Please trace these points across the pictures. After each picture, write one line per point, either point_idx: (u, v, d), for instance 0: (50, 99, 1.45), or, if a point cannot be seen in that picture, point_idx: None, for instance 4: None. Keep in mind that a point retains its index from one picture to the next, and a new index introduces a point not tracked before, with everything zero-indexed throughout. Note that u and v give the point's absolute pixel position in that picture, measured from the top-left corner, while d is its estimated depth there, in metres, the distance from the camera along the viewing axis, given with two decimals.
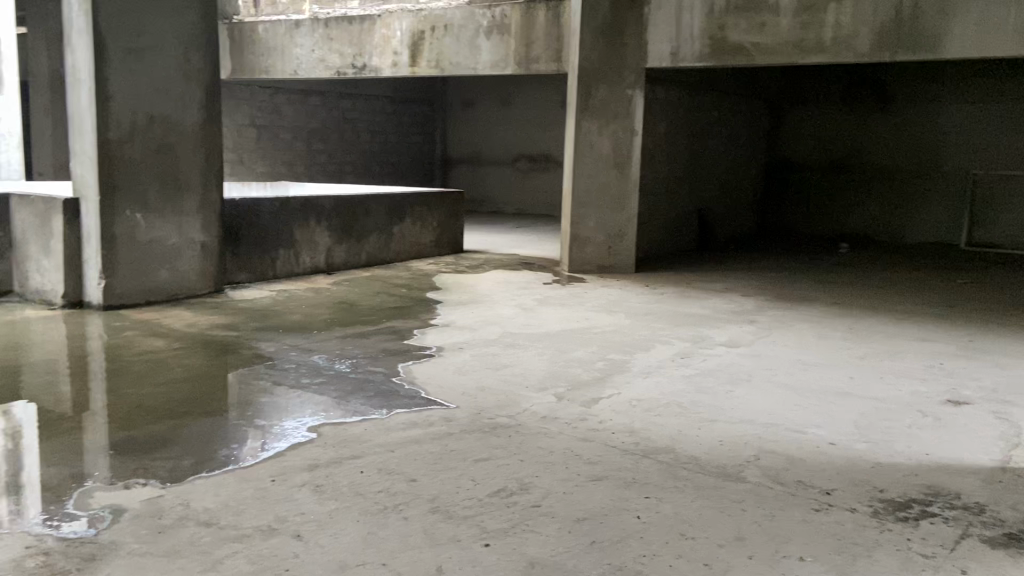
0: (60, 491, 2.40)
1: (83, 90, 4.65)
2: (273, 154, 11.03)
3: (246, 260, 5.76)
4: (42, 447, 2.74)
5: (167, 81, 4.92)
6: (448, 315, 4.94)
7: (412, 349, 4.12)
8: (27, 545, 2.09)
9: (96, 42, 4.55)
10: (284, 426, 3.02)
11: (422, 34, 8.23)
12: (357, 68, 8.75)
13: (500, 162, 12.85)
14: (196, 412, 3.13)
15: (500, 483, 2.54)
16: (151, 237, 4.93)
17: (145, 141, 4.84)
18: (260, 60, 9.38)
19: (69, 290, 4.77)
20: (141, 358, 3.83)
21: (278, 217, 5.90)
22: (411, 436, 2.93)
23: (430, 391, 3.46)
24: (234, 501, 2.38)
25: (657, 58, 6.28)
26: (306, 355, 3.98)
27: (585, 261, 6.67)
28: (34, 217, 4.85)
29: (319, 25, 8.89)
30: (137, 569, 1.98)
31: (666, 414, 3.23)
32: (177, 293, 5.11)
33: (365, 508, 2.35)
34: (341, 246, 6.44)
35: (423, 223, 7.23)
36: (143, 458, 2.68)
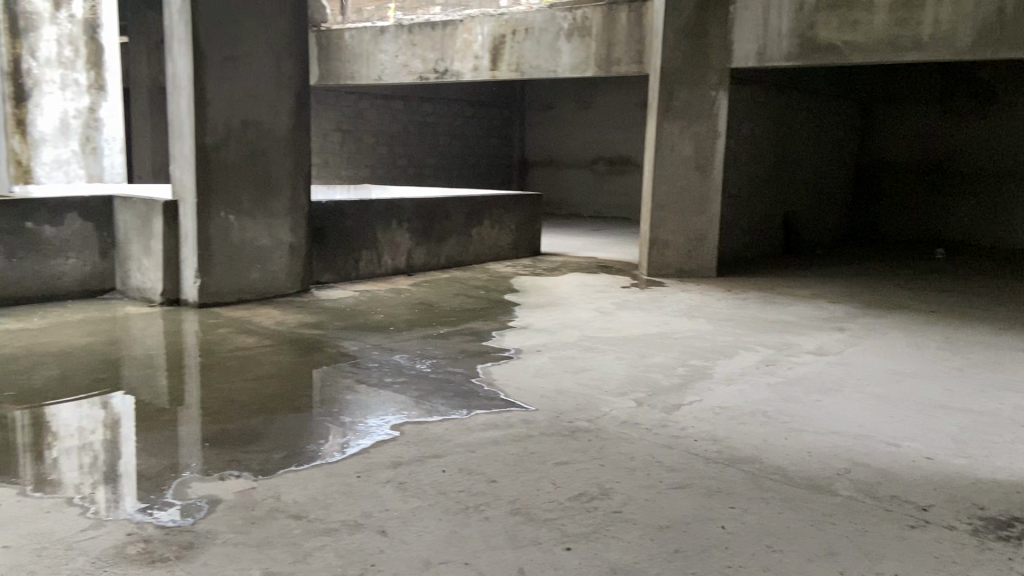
0: (159, 480, 2.52)
1: (183, 96, 4.86)
2: (356, 157, 11.28)
3: (331, 261, 5.91)
4: (142, 438, 2.88)
5: (260, 88, 5.11)
6: (526, 317, 4.97)
7: (491, 351, 4.16)
8: (129, 532, 2.19)
9: (196, 50, 4.75)
10: (368, 423, 3.09)
11: (503, 38, 8.29)
12: (439, 72, 8.88)
13: (578, 165, 12.84)
14: (285, 408, 3.23)
15: (580, 487, 2.53)
16: (243, 238, 5.12)
17: (239, 146, 5.03)
18: (346, 67, 9.61)
19: (167, 289, 5.00)
20: (233, 354, 3.98)
21: (362, 219, 6.04)
22: (492, 437, 2.96)
23: (510, 393, 3.48)
24: (322, 495, 2.45)
25: (743, 58, 6.16)
26: (388, 355, 4.06)
27: (665, 264, 6.59)
28: (135, 219, 5.09)
29: (403, 31, 9.06)
30: (232, 558, 2.06)
31: (751, 423, 3.16)
32: (266, 293, 5.29)
33: (448, 506, 2.38)
34: (421, 248, 6.55)
35: (501, 225, 7.28)
36: (236, 451, 2.78)
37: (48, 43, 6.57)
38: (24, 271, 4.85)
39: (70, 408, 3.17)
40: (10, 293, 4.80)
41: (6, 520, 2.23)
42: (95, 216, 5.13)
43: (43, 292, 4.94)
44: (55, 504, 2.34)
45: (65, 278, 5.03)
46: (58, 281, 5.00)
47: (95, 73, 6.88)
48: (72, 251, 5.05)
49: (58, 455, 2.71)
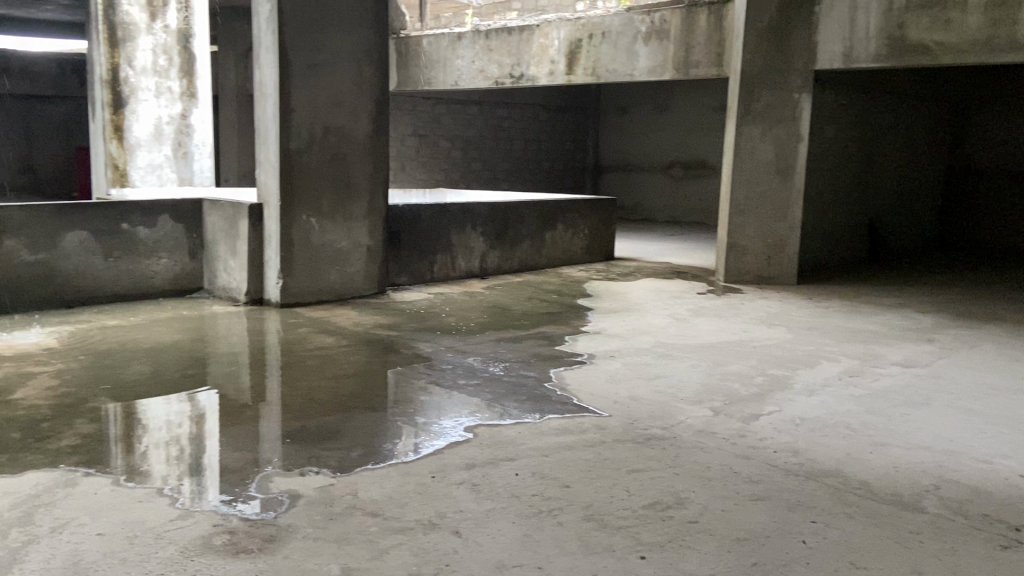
0: (243, 474, 2.61)
1: (269, 103, 5.02)
2: (432, 162, 11.44)
3: (408, 264, 6.01)
4: (225, 433, 2.98)
5: (342, 94, 5.24)
6: (599, 322, 4.94)
7: (564, 355, 4.15)
8: (215, 523, 2.27)
9: (281, 59, 4.91)
10: (442, 425, 3.12)
11: (579, 42, 8.29)
12: (514, 77, 8.94)
13: (653, 170, 12.72)
14: (362, 406, 3.31)
15: (655, 496, 2.51)
16: (323, 240, 5.26)
17: (321, 151, 5.17)
18: (423, 73, 9.76)
19: (251, 288, 5.17)
20: (313, 353, 4.09)
21: (438, 222, 6.13)
22: (564, 442, 2.96)
23: (582, 398, 3.47)
24: (398, 494, 2.49)
25: (827, 60, 5.99)
26: (461, 357, 4.10)
27: (742, 271, 6.45)
28: (222, 221, 5.28)
29: (480, 36, 9.14)
30: (312, 553, 2.12)
31: (834, 435, 3.07)
32: (345, 294, 5.42)
33: (521, 510, 2.39)
34: (495, 251, 6.60)
35: (575, 229, 7.27)
36: (315, 448, 2.85)
37: (143, 52, 6.93)
38: (119, 270, 5.08)
39: (160, 402, 3.30)
40: (107, 291, 5.05)
41: (102, 508, 2.34)
42: (185, 218, 5.35)
43: (137, 291, 5.18)
44: (147, 495, 2.44)
45: (157, 277, 5.25)
46: (150, 280, 5.22)
47: (186, 82, 7.13)
48: (164, 252, 5.27)
49: (148, 447, 2.83)
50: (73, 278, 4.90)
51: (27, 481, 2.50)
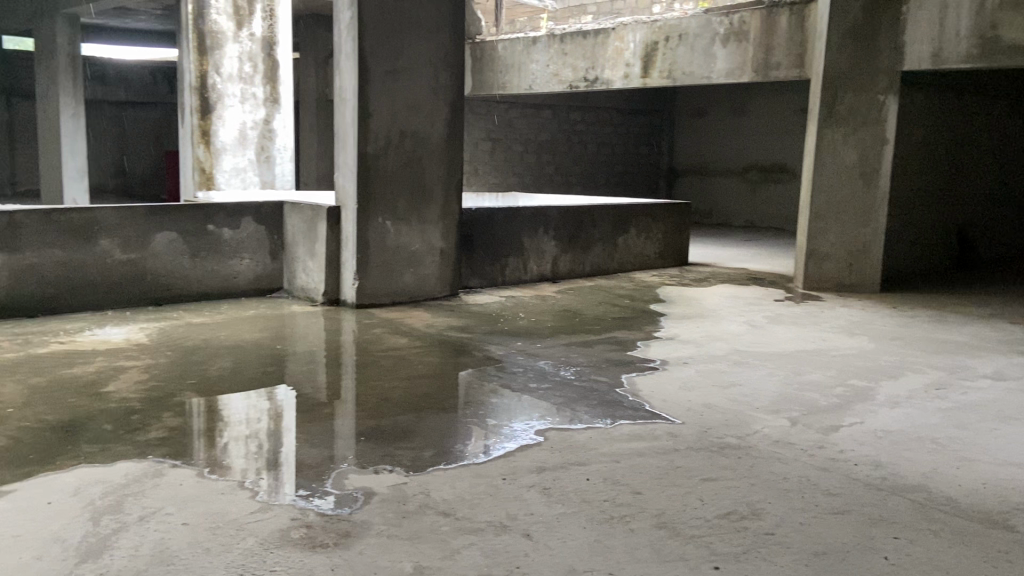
0: (320, 470, 2.68)
1: (348, 108, 5.13)
2: (505, 165, 11.51)
3: (480, 267, 6.06)
4: (302, 430, 3.06)
5: (419, 100, 5.32)
6: (673, 328, 4.88)
7: (636, 360, 4.12)
8: (293, 517, 2.33)
9: (360, 65, 5.02)
10: (513, 427, 3.13)
11: (655, 45, 8.22)
12: (589, 81, 8.92)
13: (731, 173, 12.49)
14: (434, 407, 3.35)
15: (730, 506, 2.46)
16: (398, 243, 5.35)
17: (397, 154, 5.26)
18: (498, 77, 9.83)
19: (328, 289, 5.30)
20: (388, 354, 4.16)
21: (510, 226, 6.16)
22: (637, 448, 2.93)
23: (655, 404, 3.43)
24: (469, 495, 2.51)
25: (915, 60, 5.78)
26: (533, 360, 4.11)
27: (822, 278, 6.26)
28: (302, 223, 5.43)
29: (555, 40, 9.17)
30: (386, 549, 2.16)
31: (918, 449, 2.95)
32: (418, 296, 5.50)
33: (592, 515, 2.38)
34: (567, 255, 6.59)
35: (648, 233, 7.20)
36: (389, 446, 2.90)
37: (231, 59, 7.19)
38: (204, 270, 5.27)
39: (241, 398, 3.41)
40: (192, 290, 5.24)
41: (186, 499, 2.43)
42: (266, 220, 5.52)
43: (220, 290, 5.36)
44: (228, 487, 2.53)
45: (239, 277, 5.44)
46: (233, 280, 5.40)
47: (270, 88, 7.36)
48: (247, 252, 5.45)
49: (229, 441, 2.92)
50: (162, 277, 5.11)
51: (118, 471, 2.62)
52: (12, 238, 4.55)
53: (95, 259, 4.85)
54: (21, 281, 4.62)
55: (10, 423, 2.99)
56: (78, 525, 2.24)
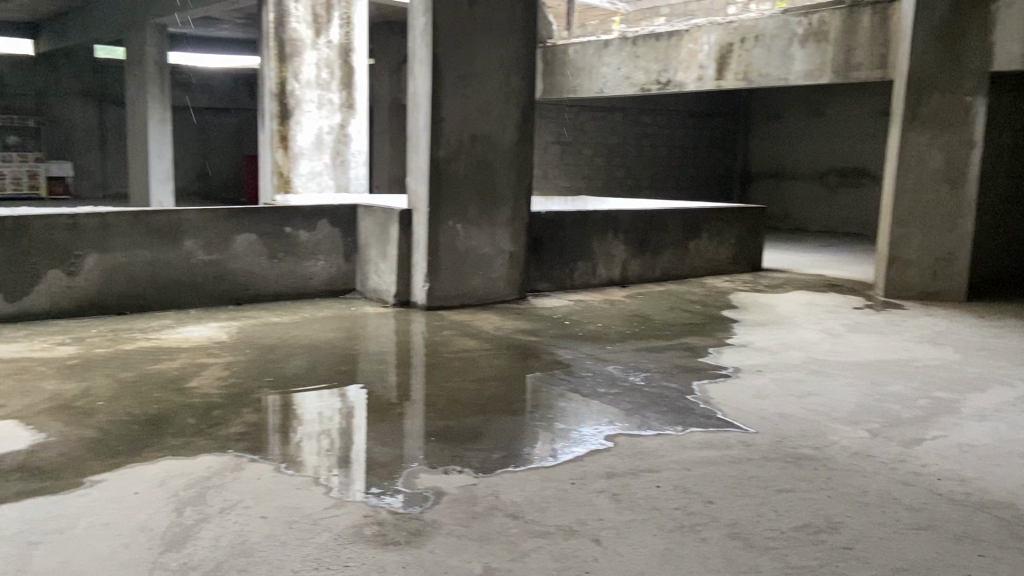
0: (391, 469, 2.72)
1: (421, 113, 5.21)
2: (575, 169, 11.50)
3: (549, 270, 6.06)
4: (373, 429, 3.12)
5: (490, 104, 5.37)
6: (746, 335, 4.78)
7: (707, 367, 4.05)
8: (365, 514, 2.38)
9: (434, 71, 5.09)
10: (582, 432, 3.13)
11: (730, 47, 8.09)
12: (661, 84, 8.83)
13: (808, 177, 12.18)
14: (502, 409, 3.37)
15: (805, 518, 2.39)
16: (468, 246, 5.40)
17: (469, 159, 5.31)
18: (569, 81, 9.82)
19: (399, 290, 5.38)
20: (458, 355, 4.20)
21: (579, 230, 6.15)
22: (709, 457, 2.88)
23: (727, 412, 3.37)
24: (538, 498, 2.51)
25: (1005, 60, 5.55)
26: (602, 365, 4.09)
27: (904, 285, 6.04)
28: (375, 226, 5.53)
29: (627, 43, 9.12)
30: (456, 549, 2.18)
31: (1007, 465, 2.82)
32: (487, 298, 5.54)
33: (662, 523, 2.35)
34: (637, 260, 6.53)
35: (720, 238, 7.08)
36: (458, 448, 2.93)
37: (309, 66, 7.39)
38: (281, 271, 5.42)
39: (315, 396, 3.50)
40: (270, 291, 5.40)
41: (263, 493, 2.51)
42: (341, 223, 5.64)
43: (296, 291, 5.51)
44: (303, 483, 2.59)
45: (315, 278, 5.57)
46: (308, 281, 5.55)
47: (346, 94, 7.53)
48: (321, 254, 5.58)
49: (302, 438, 3.00)
50: (241, 277, 5.28)
51: (200, 464, 2.71)
52: (104, 239, 4.77)
53: (179, 259, 5.04)
54: (111, 280, 4.83)
55: (102, 415, 3.13)
56: (163, 515, 2.33)
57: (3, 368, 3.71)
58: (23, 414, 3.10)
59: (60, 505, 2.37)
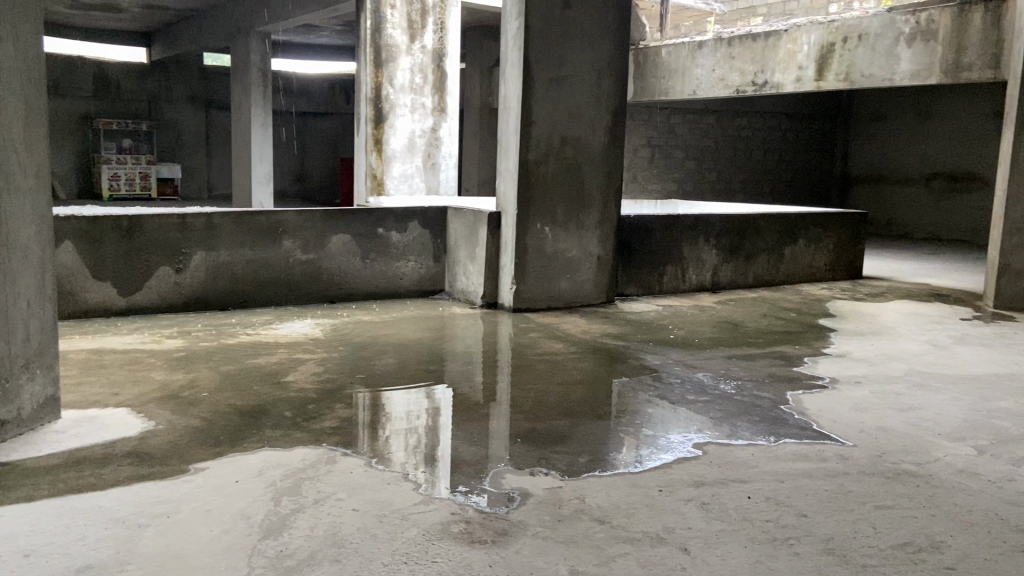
0: (479, 468, 2.75)
1: (511, 116, 5.24)
2: (665, 172, 11.36)
3: (638, 275, 6.00)
4: (460, 428, 3.16)
5: (581, 107, 5.36)
6: (844, 344, 4.61)
7: (802, 377, 3.93)
8: (453, 512, 2.41)
9: (526, 74, 5.11)
10: (670, 439, 3.08)
11: (832, 47, 7.82)
12: (757, 85, 8.63)
13: (911, 182, 11.67)
14: (588, 413, 3.35)
15: (906, 536, 2.29)
16: (556, 248, 5.40)
17: (558, 161, 5.31)
18: (661, 83, 9.70)
19: (487, 292, 5.43)
20: (544, 358, 4.21)
21: (669, 234, 6.07)
22: (803, 469, 2.79)
23: (823, 424, 3.26)
24: (625, 504, 2.49)
25: None
26: (690, 372, 4.02)
27: (1015, 296, 5.70)
28: (465, 228, 5.60)
29: (722, 44, 8.94)
30: (542, 551, 2.18)
31: None
32: (574, 301, 5.53)
33: (754, 535, 2.29)
34: (729, 265, 6.40)
35: (817, 244, 6.85)
36: (544, 450, 2.94)
37: (403, 71, 7.54)
38: (373, 271, 5.56)
39: (403, 394, 3.57)
40: (362, 290, 5.54)
41: (354, 486, 2.57)
42: (431, 225, 5.75)
43: (387, 290, 5.64)
44: (393, 478, 2.65)
45: (405, 278, 5.69)
46: (399, 281, 5.67)
47: (438, 98, 7.65)
48: (412, 255, 5.70)
49: (391, 434, 3.06)
50: (336, 277, 5.44)
51: (296, 455, 2.81)
52: (210, 237, 4.99)
53: (279, 258, 5.24)
54: (215, 277, 5.06)
55: (205, 406, 3.28)
56: (262, 504, 2.42)
57: (116, 359, 3.93)
58: (134, 403, 3.28)
59: (168, 490, 2.49)
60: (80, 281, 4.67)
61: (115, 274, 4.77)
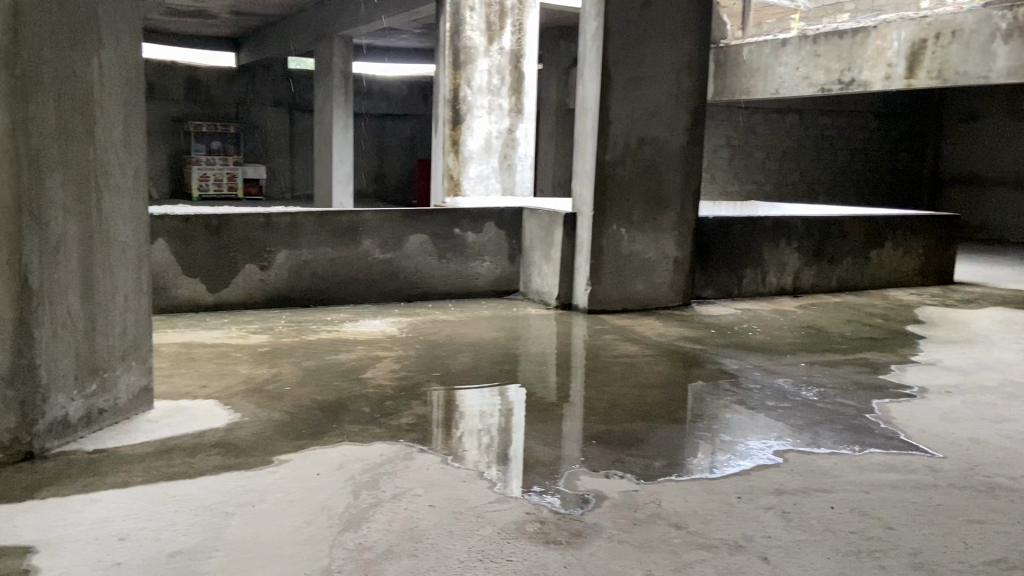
0: (553, 469, 2.75)
1: (589, 117, 5.22)
2: (745, 173, 11.12)
3: (715, 277, 5.90)
4: (534, 428, 3.17)
5: (659, 107, 5.30)
6: (933, 352, 4.42)
7: (888, 386, 3.78)
8: (528, 511, 2.42)
9: (604, 74, 5.08)
10: (749, 446, 3.01)
11: (923, 43, 7.51)
12: (844, 83, 8.38)
13: (1007, 183, 11.11)
14: (665, 417, 3.31)
15: (999, 553, 2.19)
16: (632, 250, 5.35)
17: (635, 162, 5.27)
18: (743, 82, 9.53)
19: (562, 293, 5.43)
20: (620, 360, 4.18)
21: (750, 236, 5.94)
22: (889, 480, 2.69)
23: (911, 434, 3.14)
24: (702, 510, 2.45)
25: None
26: (771, 378, 3.92)
27: None
28: (540, 229, 5.61)
29: (807, 41, 8.72)
30: (617, 554, 2.17)
31: None
32: (649, 304, 5.48)
33: (837, 546, 2.22)
34: (811, 268, 6.22)
35: (906, 247, 6.59)
36: (620, 453, 2.91)
37: (481, 72, 7.61)
38: (449, 270, 5.63)
39: (478, 393, 3.59)
40: (438, 289, 5.62)
41: (430, 483, 2.61)
42: (507, 225, 5.78)
43: (462, 290, 5.70)
44: (469, 476, 2.67)
45: (480, 278, 5.74)
46: (474, 280, 5.72)
47: (515, 99, 7.69)
48: (487, 255, 5.75)
49: (465, 433, 3.09)
50: (412, 276, 5.53)
51: (374, 451, 2.87)
52: (293, 236, 5.14)
53: (358, 257, 5.35)
54: (298, 275, 5.20)
55: (288, 400, 3.38)
56: (342, 496, 2.48)
57: (205, 352, 4.09)
58: (222, 396, 3.40)
59: (253, 480, 2.58)
60: (172, 277, 4.88)
61: (205, 272, 4.96)
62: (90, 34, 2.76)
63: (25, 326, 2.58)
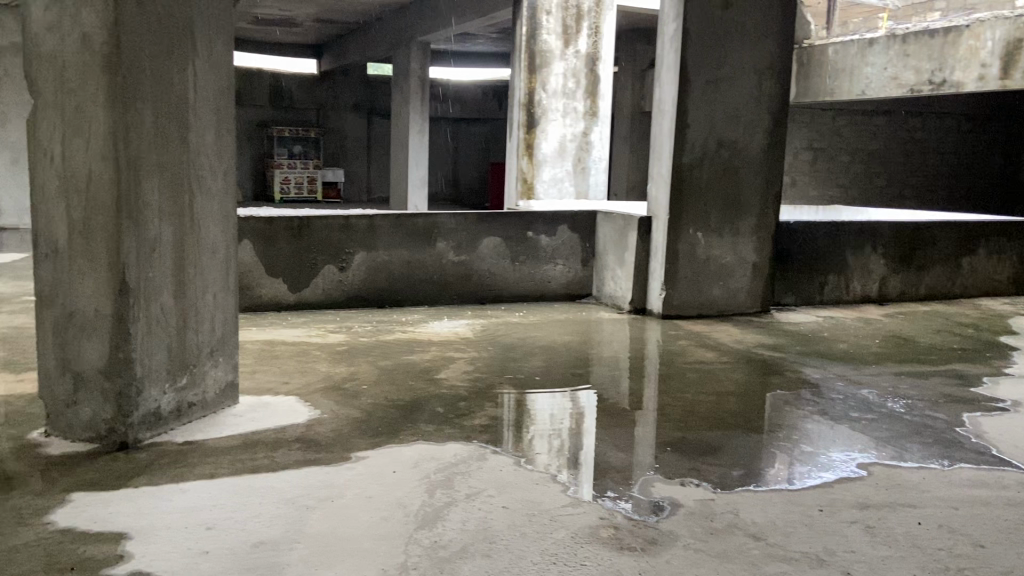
0: (627, 475, 2.72)
1: (666, 119, 5.16)
2: (828, 177, 10.79)
3: (796, 284, 5.75)
4: (608, 433, 3.14)
5: (739, 109, 5.20)
6: None
7: (980, 398, 3.61)
8: (602, 516, 2.40)
9: (682, 76, 5.02)
10: (831, 458, 2.92)
11: (1020, 43, 7.13)
12: (935, 84, 8.04)
13: None
14: (741, 426, 3.24)
15: None
16: (709, 255, 5.27)
17: (714, 165, 5.18)
18: (828, 84, 9.25)
19: (636, 298, 5.38)
20: (695, 367, 4.11)
21: (832, 241, 5.77)
22: (981, 496, 2.57)
23: (1004, 450, 2.99)
24: (782, 522, 2.39)
25: None
26: (854, 388, 3.80)
27: None
28: (614, 233, 5.57)
29: (896, 40, 8.43)
30: (693, 563, 2.13)
31: None
32: (726, 309, 5.37)
33: (924, 563, 2.14)
34: (898, 276, 5.99)
35: (1001, 255, 6.29)
36: (695, 460, 2.87)
37: (556, 76, 7.58)
38: (522, 273, 5.65)
39: (550, 396, 3.59)
40: (511, 291, 5.64)
41: (504, 484, 2.62)
42: (581, 228, 5.77)
43: (535, 292, 5.71)
44: (542, 479, 2.67)
45: (553, 282, 5.74)
46: (547, 283, 5.73)
47: (590, 102, 7.68)
48: (560, 259, 5.74)
49: (537, 436, 3.09)
50: (486, 278, 5.57)
51: (448, 451, 2.89)
52: (370, 238, 5.24)
53: (433, 259, 5.42)
54: (374, 276, 5.30)
55: (366, 398, 3.45)
56: (418, 494, 2.52)
57: (286, 350, 4.20)
58: (302, 393, 3.49)
59: (331, 476, 2.64)
60: (256, 277, 5.03)
61: (287, 272, 5.10)
62: (184, 43, 2.87)
63: (121, 323, 2.72)
